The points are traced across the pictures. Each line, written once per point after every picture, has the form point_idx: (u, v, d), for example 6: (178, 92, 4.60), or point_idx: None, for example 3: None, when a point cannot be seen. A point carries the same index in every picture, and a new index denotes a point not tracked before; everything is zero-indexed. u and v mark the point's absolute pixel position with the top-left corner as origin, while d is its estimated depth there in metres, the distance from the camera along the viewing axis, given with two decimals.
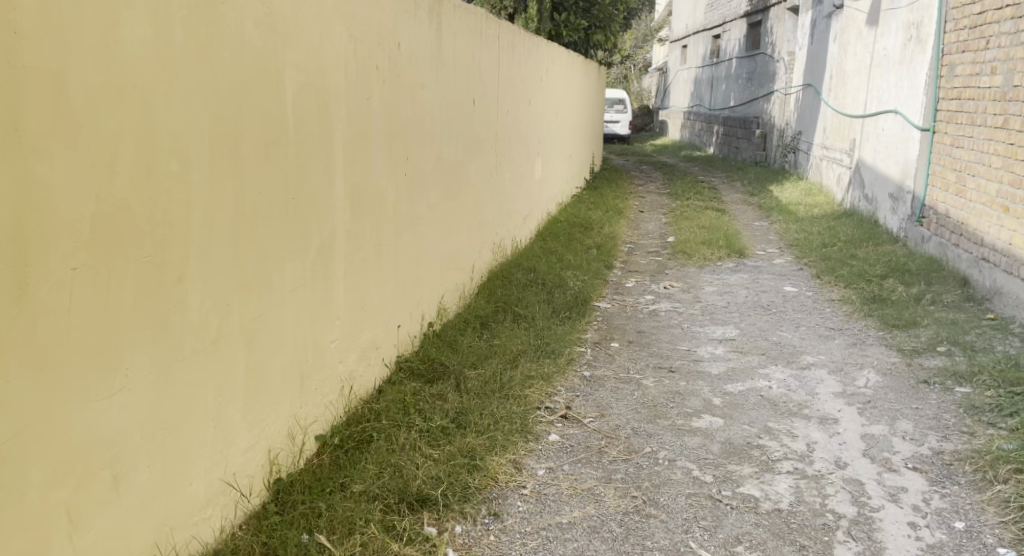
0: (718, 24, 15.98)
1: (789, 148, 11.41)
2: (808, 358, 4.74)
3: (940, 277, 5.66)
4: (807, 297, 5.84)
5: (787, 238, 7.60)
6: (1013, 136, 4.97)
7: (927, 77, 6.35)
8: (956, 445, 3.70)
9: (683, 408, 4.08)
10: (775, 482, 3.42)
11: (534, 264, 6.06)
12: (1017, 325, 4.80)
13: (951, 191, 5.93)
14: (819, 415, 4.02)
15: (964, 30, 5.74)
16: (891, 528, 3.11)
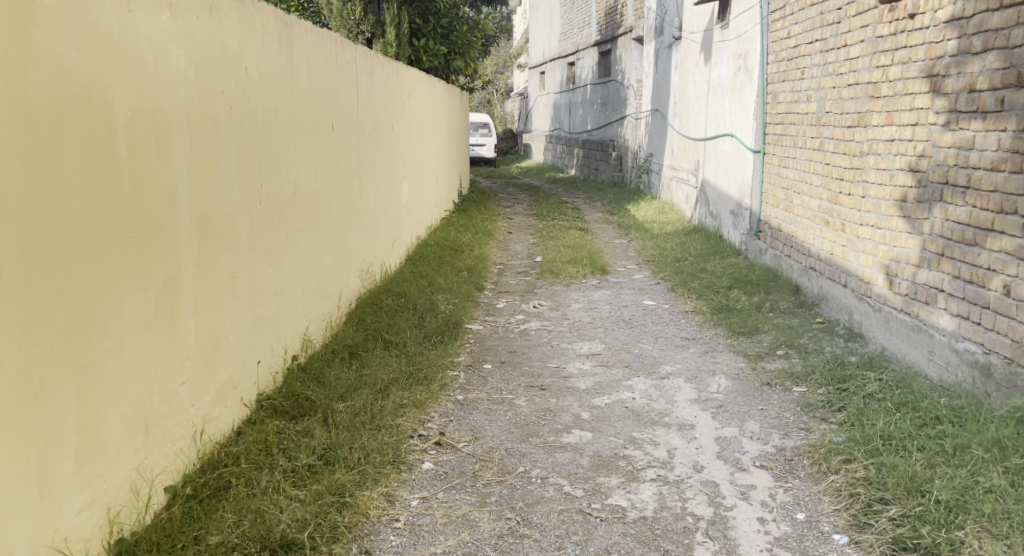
0: (572, 52, 16.58)
1: (642, 170, 12.01)
2: (666, 367, 5.07)
3: (777, 286, 6.16)
4: (664, 309, 6.22)
5: (645, 254, 8.01)
6: (828, 157, 5.48)
7: (756, 104, 6.89)
8: (796, 440, 4.07)
9: (553, 425, 4.29)
10: (640, 490, 3.67)
11: (403, 289, 6.18)
12: (841, 327, 5.29)
13: (782, 207, 6.46)
14: (678, 422, 4.32)
15: (782, 61, 6.28)
16: (743, 525, 3.40)
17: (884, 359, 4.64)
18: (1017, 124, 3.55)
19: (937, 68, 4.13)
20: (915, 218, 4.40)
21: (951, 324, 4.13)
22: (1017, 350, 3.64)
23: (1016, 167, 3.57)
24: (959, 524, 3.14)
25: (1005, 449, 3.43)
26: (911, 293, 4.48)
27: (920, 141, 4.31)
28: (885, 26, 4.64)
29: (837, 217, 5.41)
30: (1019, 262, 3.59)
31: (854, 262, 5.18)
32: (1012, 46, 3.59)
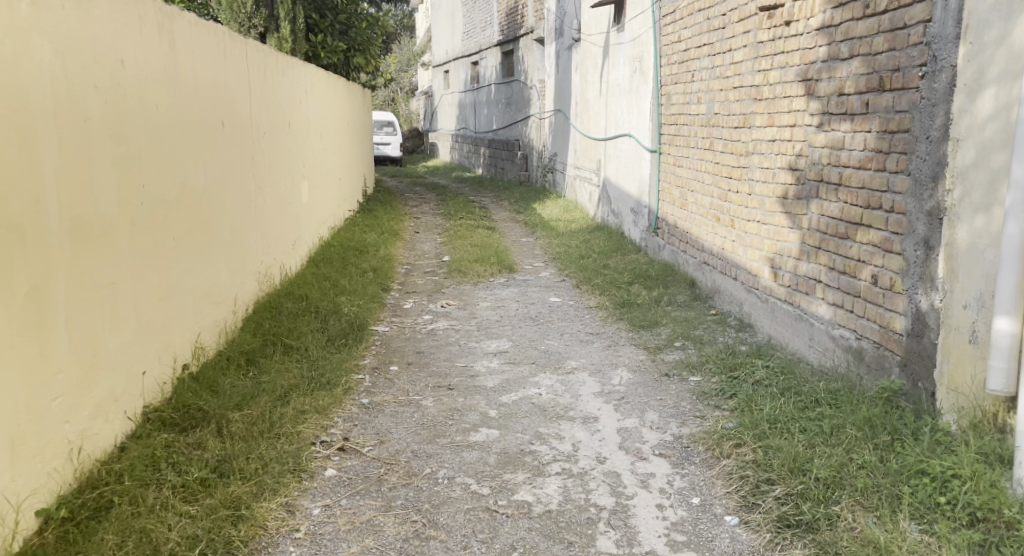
0: (475, 51, 16.70)
1: (547, 169, 12.22)
2: (571, 362, 5.22)
3: (674, 281, 6.41)
4: (569, 305, 6.37)
5: (551, 251, 8.18)
6: (718, 156, 5.74)
7: (651, 105, 7.15)
8: (692, 428, 4.24)
9: (460, 425, 4.35)
10: (546, 484, 3.75)
11: (305, 292, 6.14)
12: (733, 318, 5.56)
13: (677, 204, 6.72)
14: (582, 415, 4.45)
15: (674, 64, 6.54)
16: (643, 513, 3.52)
17: (772, 348, 4.89)
18: (881, 125, 3.82)
19: (811, 73, 4.40)
20: (795, 213, 4.68)
21: (828, 313, 4.40)
22: (884, 334, 3.92)
23: (880, 165, 3.84)
24: (837, 500, 3.31)
25: (875, 427, 3.62)
26: (793, 285, 4.76)
27: (798, 141, 4.58)
28: (764, 32, 4.91)
29: (726, 213, 5.67)
30: (885, 253, 3.86)
31: (743, 257, 5.44)
32: (874, 53, 3.86)
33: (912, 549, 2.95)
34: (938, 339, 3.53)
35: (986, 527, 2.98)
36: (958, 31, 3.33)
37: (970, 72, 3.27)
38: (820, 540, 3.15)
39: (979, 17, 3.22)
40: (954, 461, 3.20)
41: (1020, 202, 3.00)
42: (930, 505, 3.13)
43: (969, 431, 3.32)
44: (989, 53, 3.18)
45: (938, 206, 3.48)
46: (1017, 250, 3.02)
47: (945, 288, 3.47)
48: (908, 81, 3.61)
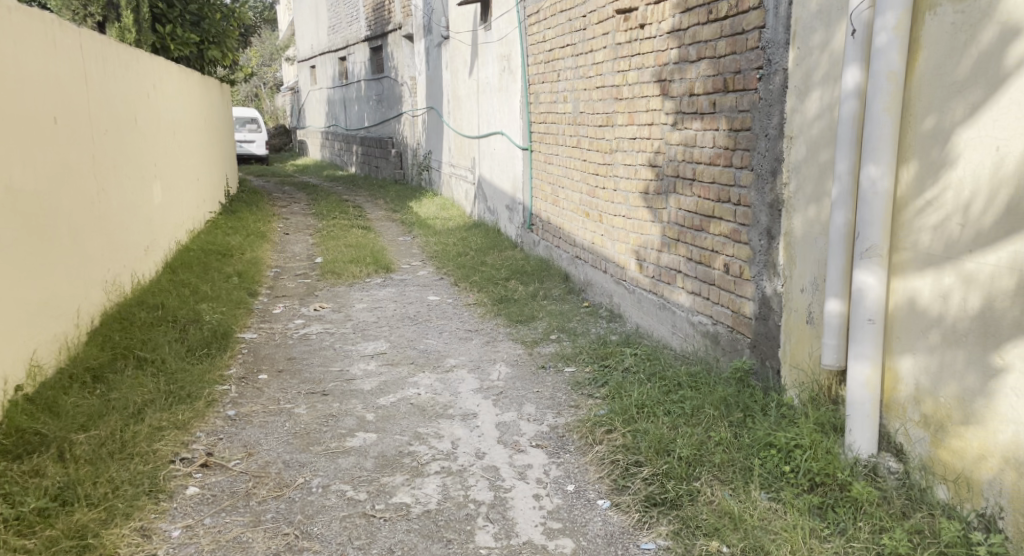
0: (342, 47, 16.52)
1: (422, 166, 12.30)
2: (451, 360, 5.24)
3: (549, 275, 6.60)
4: (448, 303, 6.43)
5: (428, 250, 8.23)
6: (585, 153, 5.95)
7: (521, 104, 7.33)
8: (567, 417, 4.35)
9: (336, 431, 4.29)
10: (425, 484, 3.76)
11: (161, 298, 5.84)
12: (604, 309, 5.80)
13: (549, 200, 6.92)
14: (462, 413, 4.47)
15: (541, 63, 6.73)
16: (520, 504, 3.60)
17: (639, 336, 5.14)
18: (727, 124, 4.09)
19: (665, 73, 4.65)
20: (656, 208, 4.93)
21: (688, 301, 4.67)
22: (736, 319, 4.20)
23: (727, 161, 4.11)
24: (697, 476, 3.52)
25: (730, 406, 3.89)
26: (657, 275, 5.01)
27: (656, 139, 4.83)
28: (621, 34, 5.15)
29: (595, 208, 5.89)
30: (734, 243, 4.14)
31: (611, 250, 5.67)
32: (718, 56, 4.13)
33: (762, 516, 3.19)
34: (781, 321, 3.83)
35: (824, 490, 3.25)
36: (787, 37, 3.63)
37: (799, 75, 3.57)
38: (683, 516, 3.34)
39: (804, 24, 3.52)
40: (796, 432, 3.47)
41: (844, 194, 3.30)
42: (776, 474, 3.40)
43: (808, 404, 3.62)
44: (814, 58, 3.48)
45: (777, 199, 3.76)
46: (843, 236, 3.32)
47: (785, 274, 3.77)
48: (748, 84, 3.89)
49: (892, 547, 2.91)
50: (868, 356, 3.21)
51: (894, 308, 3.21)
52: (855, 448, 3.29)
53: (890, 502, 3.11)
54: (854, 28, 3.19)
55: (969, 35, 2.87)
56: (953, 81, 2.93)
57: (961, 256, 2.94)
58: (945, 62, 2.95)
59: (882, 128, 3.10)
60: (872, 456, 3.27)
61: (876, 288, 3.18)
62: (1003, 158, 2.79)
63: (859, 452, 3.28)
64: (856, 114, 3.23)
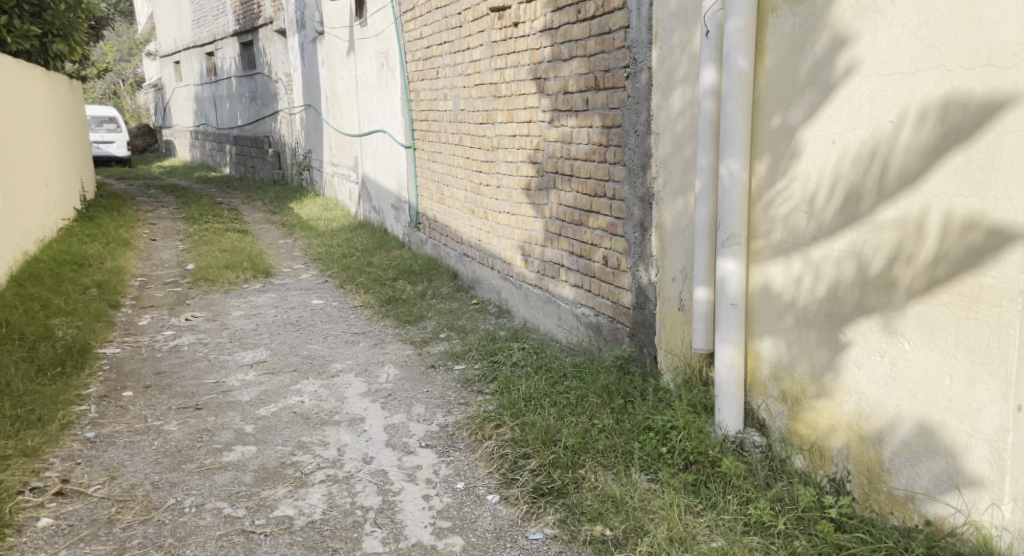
0: (209, 41, 16.06)
1: (302, 166, 12.19)
2: (336, 365, 5.20)
3: (438, 274, 6.66)
4: (333, 307, 6.36)
5: (311, 252, 8.14)
6: (468, 150, 6.02)
7: (402, 101, 7.36)
8: (457, 415, 4.39)
9: (211, 446, 4.17)
10: (309, 495, 3.71)
11: (7, 316, 5.52)
12: (493, 305, 5.90)
13: (435, 199, 6.97)
14: (348, 418, 4.45)
15: (419, 60, 6.78)
16: (409, 506, 3.60)
17: (527, 331, 5.26)
18: (600, 120, 4.24)
19: (540, 71, 4.78)
20: (538, 203, 5.05)
21: (571, 293, 4.81)
22: (616, 309, 4.36)
23: (602, 157, 4.27)
24: (582, 463, 3.63)
25: (612, 393, 4.03)
26: (541, 270, 5.14)
27: (535, 136, 4.96)
28: (497, 32, 5.25)
29: (480, 206, 5.98)
30: (611, 236, 4.30)
31: (498, 246, 5.77)
32: (589, 54, 4.28)
33: (642, 497, 3.33)
34: (656, 309, 4.01)
35: (697, 467, 3.43)
36: (650, 36, 3.80)
37: (662, 73, 3.75)
38: (568, 503, 3.43)
39: (664, 25, 3.70)
40: (672, 415, 3.63)
41: (707, 187, 3.49)
42: (655, 455, 3.54)
43: (683, 386, 3.80)
44: (675, 56, 3.66)
45: (648, 193, 3.94)
46: (707, 227, 3.52)
47: (658, 264, 3.95)
48: (617, 82, 4.05)
49: (757, 516, 3.10)
50: (732, 339, 3.42)
51: (754, 293, 3.42)
52: (724, 426, 3.49)
53: (756, 474, 3.31)
54: (708, 29, 3.38)
55: (806, 36, 3.08)
56: (796, 80, 3.14)
57: (809, 243, 3.16)
58: (788, 61, 3.17)
59: (736, 125, 3.30)
60: (738, 431, 3.47)
61: (737, 275, 3.38)
62: (841, 151, 3.01)
63: (727, 429, 3.48)
64: (714, 111, 3.42)
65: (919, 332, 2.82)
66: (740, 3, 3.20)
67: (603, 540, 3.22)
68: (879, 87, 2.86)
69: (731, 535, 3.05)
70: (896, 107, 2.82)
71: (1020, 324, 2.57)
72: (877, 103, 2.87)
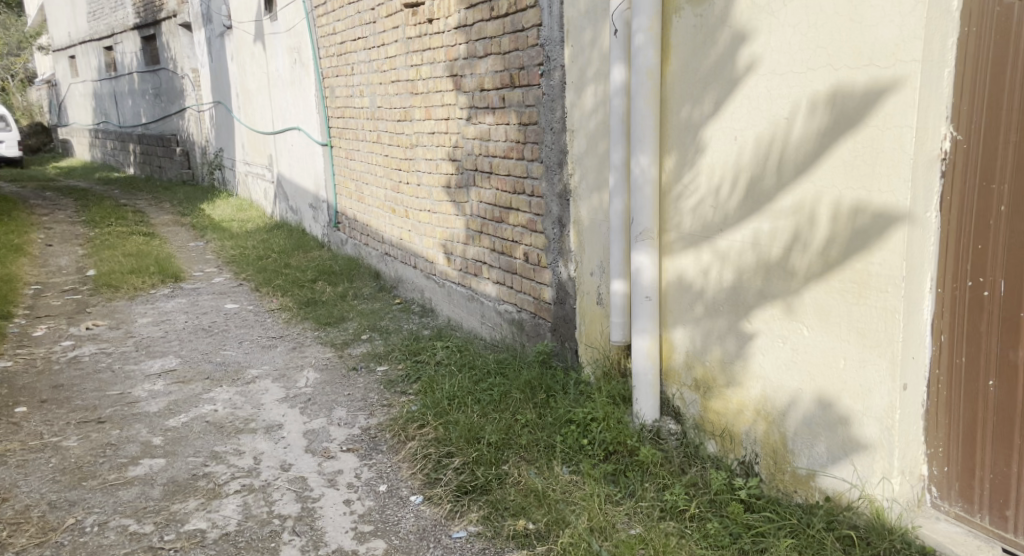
0: (107, 35, 15.55)
1: (213, 166, 12.00)
2: (252, 371, 5.13)
3: (359, 275, 6.63)
4: (247, 311, 6.26)
5: (224, 255, 7.99)
6: (387, 148, 6.02)
7: (316, 98, 7.30)
8: (379, 417, 4.38)
9: (116, 461, 4.06)
10: (222, 506, 3.65)
11: None
12: (417, 305, 5.91)
13: (354, 198, 6.94)
14: (265, 425, 4.40)
15: (333, 56, 6.74)
16: (329, 512, 3.58)
17: (451, 329, 5.28)
18: (517, 118, 4.29)
19: (456, 68, 4.80)
20: (459, 201, 5.07)
21: (494, 291, 4.85)
22: (537, 305, 4.42)
23: (519, 154, 4.32)
24: (505, 459, 3.66)
25: (535, 388, 4.08)
26: (464, 267, 5.16)
27: (453, 133, 4.98)
28: (411, 28, 5.26)
29: (401, 205, 5.97)
30: (531, 233, 4.35)
31: (419, 245, 5.77)
32: (503, 52, 4.33)
33: (563, 490, 3.38)
34: (576, 304, 4.09)
35: (616, 457, 3.52)
36: (562, 35, 3.88)
37: (575, 71, 3.83)
38: (491, 500, 3.46)
39: (575, 23, 3.78)
40: (591, 407, 3.71)
41: (620, 182, 3.58)
42: (576, 447, 3.61)
43: (602, 378, 3.89)
44: (587, 55, 3.75)
45: (565, 189, 4.02)
46: (621, 222, 3.61)
47: (576, 259, 4.03)
48: (532, 79, 4.11)
49: (673, 503, 3.20)
50: (647, 330, 3.53)
51: (667, 285, 3.53)
52: (640, 415, 3.60)
53: (672, 461, 3.43)
54: (616, 28, 3.46)
55: (707, 36, 3.19)
56: (699, 78, 3.25)
57: (715, 235, 3.27)
58: (691, 60, 3.27)
59: (644, 122, 3.39)
60: (655, 420, 3.59)
61: (650, 268, 3.48)
62: (741, 146, 3.12)
63: (644, 418, 3.59)
64: (624, 108, 3.51)
65: (816, 318, 2.96)
66: (644, 4, 3.29)
67: (526, 534, 3.26)
68: (775, 85, 2.98)
69: (648, 522, 3.14)
70: (790, 104, 2.94)
71: (904, 309, 2.72)
72: (773, 101, 2.99)
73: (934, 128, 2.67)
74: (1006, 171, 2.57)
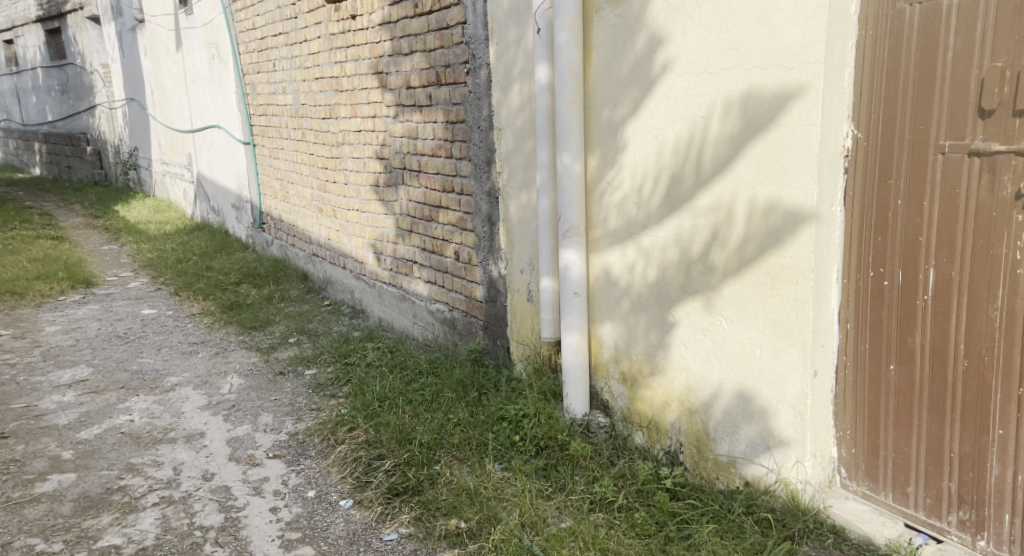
0: (8, 28, 14.97)
1: (128, 165, 11.71)
2: (171, 379, 5.02)
3: (285, 276, 6.55)
4: (166, 316, 6.12)
5: (141, 259, 7.79)
6: (312, 147, 5.96)
7: (237, 96, 7.18)
8: (308, 422, 4.34)
9: (22, 477, 3.94)
10: (140, 520, 3.57)
11: None
12: (347, 306, 5.86)
13: (279, 198, 6.85)
14: (185, 434, 4.32)
15: (254, 52, 6.64)
16: (255, 521, 3.53)
17: (382, 330, 5.25)
18: (444, 116, 4.30)
19: (381, 65, 4.78)
20: (387, 200, 5.05)
21: (425, 290, 4.83)
22: (469, 304, 4.42)
23: (448, 153, 4.33)
24: (437, 459, 3.66)
25: (467, 387, 4.09)
26: (394, 267, 5.13)
27: (380, 131, 4.96)
28: (334, 25, 5.21)
29: (328, 204, 5.91)
30: (461, 231, 4.36)
31: (348, 245, 5.73)
32: (429, 50, 4.32)
33: (495, 487, 3.39)
34: (507, 301, 4.11)
35: (547, 452, 3.54)
36: (487, 33, 3.89)
37: (501, 70, 3.85)
38: (423, 500, 3.45)
39: (500, 22, 3.80)
40: (522, 404, 3.75)
41: (548, 180, 3.61)
42: (508, 444, 3.63)
43: (534, 374, 3.93)
44: (512, 53, 3.77)
45: (494, 188, 4.04)
46: (549, 220, 3.65)
47: (507, 257, 4.07)
48: (458, 77, 4.12)
49: (602, 494, 3.24)
50: (576, 326, 3.58)
51: (594, 281, 3.60)
52: (571, 409, 3.65)
53: (602, 454, 3.48)
54: (539, 27, 3.49)
55: (627, 36, 3.24)
56: (620, 78, 3.30)
57: (640, 232, 3.33)
58: (612, 60, 3.33)
59: (569, 121, 3.43)
60: (584, 414, 3.64)
61: (578, 265, 3.53)
62: (662, 144, 3.18)
63: (574, 413, 3.64)
64: (549, 106, 3.55)
65: (733, 310, 3.04)
66: (566, 4, 3.33)
67: (458, 533, 3.26)
68: (691, 85, 3.04)
69: (578, 514, 3.17)
70: (707, 103, 3.00)
71: (813, 300, 2.81)
72: (690, 100, 3.05)
73: (837, 127, 2.76)
74: (902, 166, 2.67)
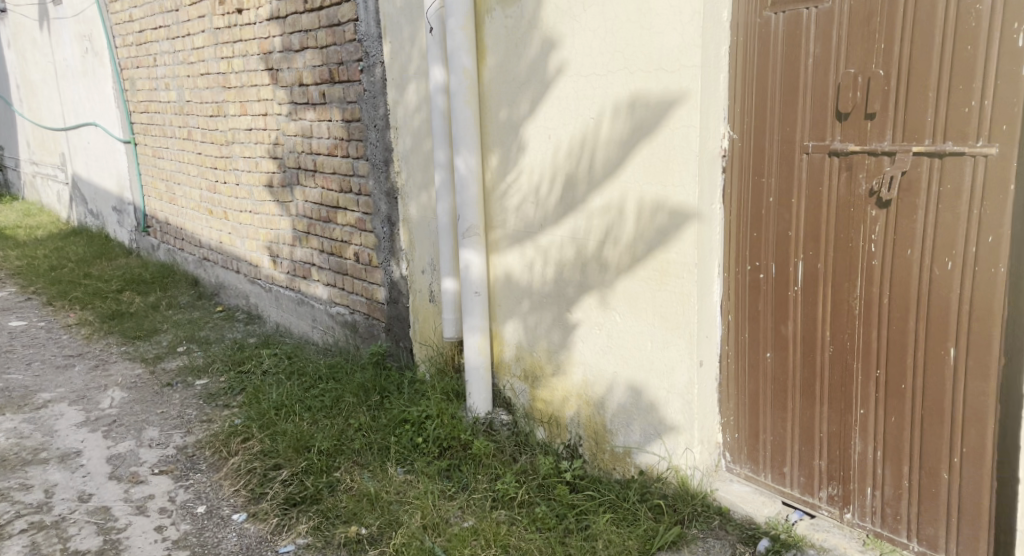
0: None
1: None
2: (44, 395, 4.69)
3: (173, 282, 6.24)
4: (38, 327, 5.72)
5: (9, 265, 7.25)
6: (199, 146, 5.70)
7: (115, 92, 6.80)
8: (197, 434, 4.14)
9: None
10: (7, 547, 3.32)
11: None
12: (242, 312, 5.64)
13: (165, 200, 6.52)
14: (59, 454, 4.04)
15: (131, 46, 6.29)
16: (137, 541, 3.33)
17: (280, 336, 5.08)
18: (339, 115, 4.20)
19: (271, 62, 4.61)
20: (283, 201, 4.88)
21: (325, 293, 4.70)
22: (371, 306, 4.34)
23: (345, 152, 4.23)
24: (337, 466, 3.56)
25: (368, 391, 3.99)
26: (292, 270, 4.97)
27: (272, 130, 4.79)
28: (220, 19, 5.00)
29: (219, 205, 5.66)
30: (361, 232, 4.27)
31: (241, 248, 5.51)
32: (320, 46, 4.21)
33: (397, 490, 3.33)
34: (409, 303, 4.06)
35: (450, 452, 3.52)
36: (379, 30, 3.81)
37: (395, 68, 3.78)
38: (321, 509, 3.33)
39: (392, 20, 3.73)
40: (424, 405, 3.71)
41: (446, 180, 3.59)
42: (410, 446, 3.58)
43: (438, 376, 3.90)
44: (406, 51, 3.70)
45: (393, 188, 3.97)
46: (448, 220, 3.63)
47: (407, 257, 4.00)
48: (352, 75, 4.03)
49: (503, 491, 3.23)
50: (478, 326, 3.58)
51: (494, 282, 3.61)
52: (472, 408, 3.66)
53: (505, 451, 3.49)
54: (431, 27, 3.46)
55: (518, 36, 3.25)
56: (516, 79, 3.31)
57: (537, 231, 3.36)
58: (506, 61, 3.34)
59: (465, 121, 3.42)
60: (487, 413, 3.66)
61: (478, 265, 3.53)
62: (556, 144, 3.21)
63: (476, 411, 3.65)
64: (445, 107, 3.52)
65: (625, 304, 3.10)
66: (458, 5, 3.32)
67: (359, 540, 3.16)
68: (581, 87, 3.08)
69: (480, 512, 3.15)
70: (597, 105, 3.05)
71: (698, 293, 2.89)
72: (581, 101, 3.09)
73: (714, 127, 2.83)
74: (773, 164, 2.76)
